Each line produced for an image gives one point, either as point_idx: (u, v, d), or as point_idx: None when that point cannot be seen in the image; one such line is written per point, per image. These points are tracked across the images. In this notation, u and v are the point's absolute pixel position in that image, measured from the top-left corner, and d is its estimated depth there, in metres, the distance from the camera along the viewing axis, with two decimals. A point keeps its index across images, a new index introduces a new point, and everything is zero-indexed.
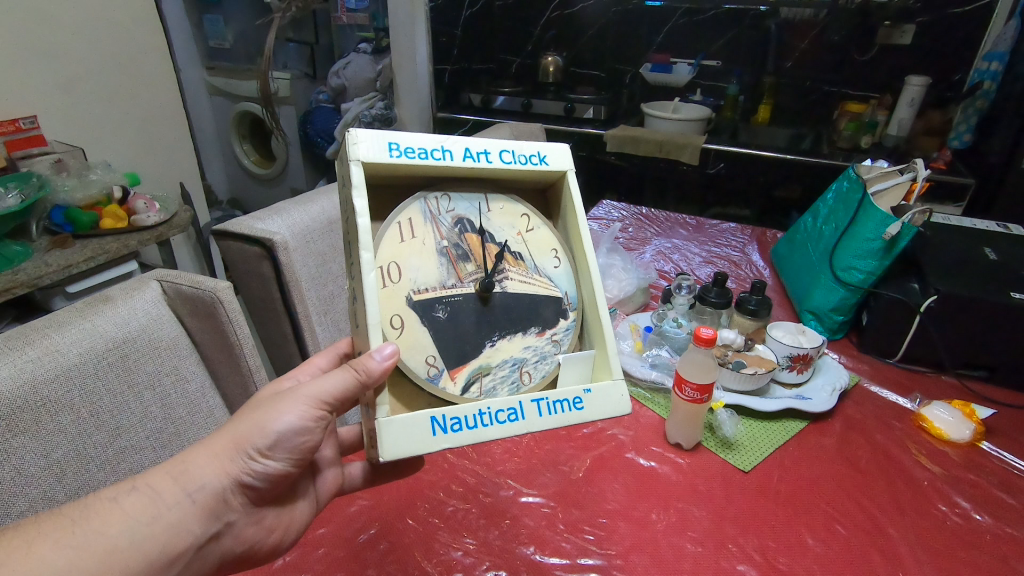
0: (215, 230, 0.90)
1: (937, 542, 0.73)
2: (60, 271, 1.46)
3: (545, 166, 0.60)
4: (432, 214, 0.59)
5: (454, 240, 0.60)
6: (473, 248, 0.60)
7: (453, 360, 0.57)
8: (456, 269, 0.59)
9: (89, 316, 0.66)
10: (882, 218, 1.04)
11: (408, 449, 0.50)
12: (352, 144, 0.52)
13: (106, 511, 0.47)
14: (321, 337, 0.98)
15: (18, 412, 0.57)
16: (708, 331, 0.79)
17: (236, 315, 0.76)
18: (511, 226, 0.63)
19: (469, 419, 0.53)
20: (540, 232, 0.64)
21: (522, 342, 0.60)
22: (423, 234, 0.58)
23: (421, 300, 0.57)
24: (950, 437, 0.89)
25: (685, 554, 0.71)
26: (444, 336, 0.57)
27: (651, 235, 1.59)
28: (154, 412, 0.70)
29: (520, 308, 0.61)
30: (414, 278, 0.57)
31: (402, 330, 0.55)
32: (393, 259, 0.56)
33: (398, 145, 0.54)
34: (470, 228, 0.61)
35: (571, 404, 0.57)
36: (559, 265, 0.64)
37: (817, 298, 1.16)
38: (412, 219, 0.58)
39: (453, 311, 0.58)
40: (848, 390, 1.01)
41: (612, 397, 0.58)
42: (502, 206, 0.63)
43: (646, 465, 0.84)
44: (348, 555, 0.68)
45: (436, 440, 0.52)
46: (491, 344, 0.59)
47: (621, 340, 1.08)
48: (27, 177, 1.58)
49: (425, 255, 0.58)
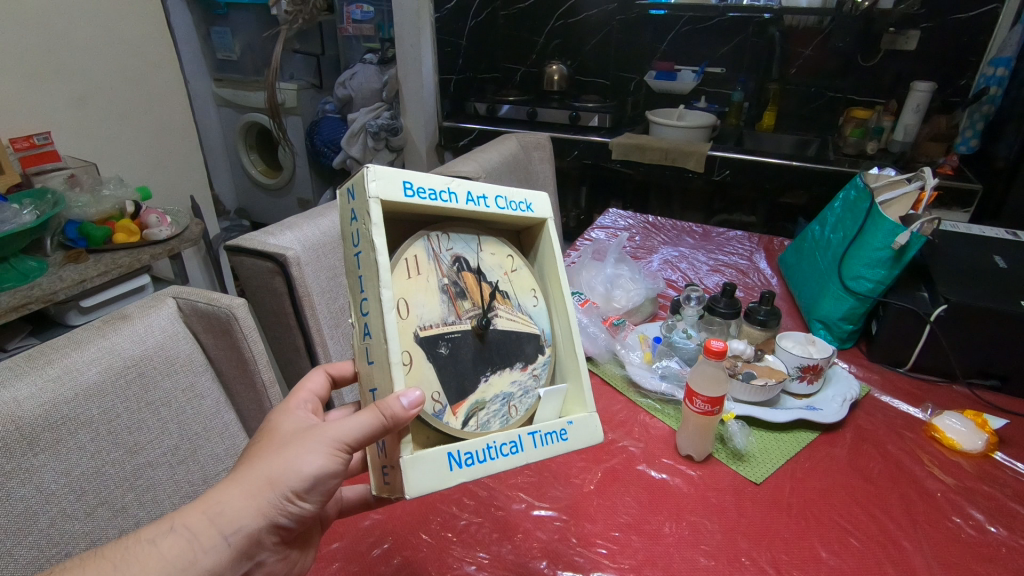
0: (227, 246, 0.91)
1: (952, 556, 0.73)
2: (75, 286, 1.48)
3: (531, 213, 0.64)
4: (434, 251, 0.59)
5: (453, 278, 0.60)
6: (470, 288, 0.61)
7: (456, 396, 0.57)
8: (456, 306, 0.59)
9: (107, 334, 0.67)
10: (891, 227, 1.04)
11: (431, 486, 0.51)
12: (371, 181, 0.51)
13: (146, 554, 0.47)
14: (333, 350, 0.98)
15: (38, 431, 0.58)
16: (719, 342, 0.79)
17: (250, 330, 0.76)
18: (499, 266, 0.64)
19: (480, 453, 0.55)
20: (523, 273, 0.66)
21: (510, 376, 0.61)
22: (427, 271, 0.58)
23: (426, 336, 0.57)
24: (962, 447, 0.89)
25: (698, 568, 0.71)
26: (453, 368, 0.58)
27: (657, 244, 1.59)
28: (170, 430, 0.71)
29: (510, 343, 0.62)
30: (420, 315, 0.57)
31: (412, 366, 0.55)
32: (402, 295, 0.55)
33: (412, 184, 0.54)
34: (467, 267, 0.61)
35: (557, 434, 0.61)
36: (538, 304, 0.66)
37: (826, 307, 1.15)
38: (418, 256, 0.58)
39: (454, 348, 0.58)
40: (860, 400, 1.00)
41: (589, 427, 0.62)
42: (492, 247, 0.65)
43: (657, 478, 0.84)
44: (363, 570, 0.69)
45: (453, 475, 0.53)
46: (485, 379, 0.60)
47: (631, 351, 1.08)
48: (42, 194, 1.60)
49: (427, 288, 0.58)
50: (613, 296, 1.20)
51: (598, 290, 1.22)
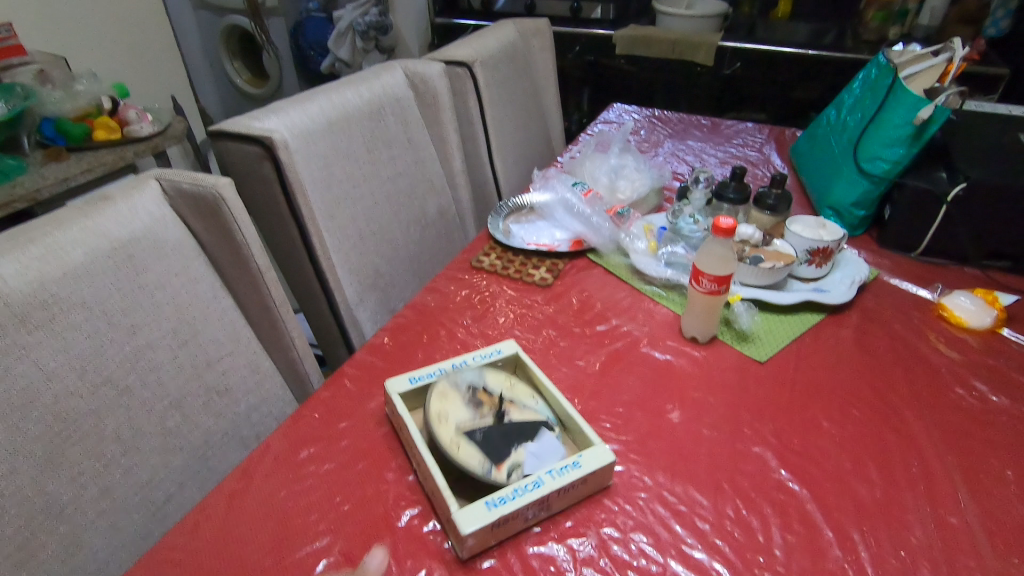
0: (208, 132, 0.87)
1: (952, 422, 0.74)
2: (59, 184, 1.45)
3: (501, 355, 0.77)
4: (454, 381, 0.70)
5: (474, 398, 0.69)
6: (483, 397, 0.69)
7: (494, 455, 0.63)
8: (479, 408, 0.67)
9: (90, 214, 0.64)
10: (915, 101, 0.98)
11: (479, 523, 0.56)
12: (388, 386, 0.70)
13: None
14: (330, 242, 0.96)
15: (29, 309, 0.57)
16: (728, 220, 0.76)
17: (240, 213, 0.74)
18: (501, 381, 0.72)
19: (508, 494, 0.59)
20: (522, 385, 0.72)
21: (528, 448, 0.64)
22: (452, 395, 0.69)
23: (466, 431, 0.65)
24: (970, 325, 0.89)
25: (701, 438, 0.72)
26: (492, 445, 0.64)
27: (664, 138, 1.52)
28: (168, 313, 0.69)
29: (528, 426, 0.67)
30: (455, 421, 0.66)
31: (460, 448, 0.63)
32: (439, 411, 0.66)
33: (414, 375, 0.72)
34: (480, 388, 0.70)
35: (569, 466, 0.62)
36: (538, 401, 0.70)
37: (838, 193, 1.11)
38: (442, 389, 0.69)
39: (489, 435, 0.64)
40: (868, 284, 0.99)
41: (594, 452, 0.63)
42: (492, 370, 0.73)
43: (661, 359, 0.84)
44: (371, 446, 0.69)
45: (493, 513, 0.57)
46: (514, 448, 0.64)
47: (636, 240, 1.04)
48: (10, 88, 1.48)
49: (455, 402, 0.68)
50: (618, 187, 1.16)
51: (602, 181, 1.18)
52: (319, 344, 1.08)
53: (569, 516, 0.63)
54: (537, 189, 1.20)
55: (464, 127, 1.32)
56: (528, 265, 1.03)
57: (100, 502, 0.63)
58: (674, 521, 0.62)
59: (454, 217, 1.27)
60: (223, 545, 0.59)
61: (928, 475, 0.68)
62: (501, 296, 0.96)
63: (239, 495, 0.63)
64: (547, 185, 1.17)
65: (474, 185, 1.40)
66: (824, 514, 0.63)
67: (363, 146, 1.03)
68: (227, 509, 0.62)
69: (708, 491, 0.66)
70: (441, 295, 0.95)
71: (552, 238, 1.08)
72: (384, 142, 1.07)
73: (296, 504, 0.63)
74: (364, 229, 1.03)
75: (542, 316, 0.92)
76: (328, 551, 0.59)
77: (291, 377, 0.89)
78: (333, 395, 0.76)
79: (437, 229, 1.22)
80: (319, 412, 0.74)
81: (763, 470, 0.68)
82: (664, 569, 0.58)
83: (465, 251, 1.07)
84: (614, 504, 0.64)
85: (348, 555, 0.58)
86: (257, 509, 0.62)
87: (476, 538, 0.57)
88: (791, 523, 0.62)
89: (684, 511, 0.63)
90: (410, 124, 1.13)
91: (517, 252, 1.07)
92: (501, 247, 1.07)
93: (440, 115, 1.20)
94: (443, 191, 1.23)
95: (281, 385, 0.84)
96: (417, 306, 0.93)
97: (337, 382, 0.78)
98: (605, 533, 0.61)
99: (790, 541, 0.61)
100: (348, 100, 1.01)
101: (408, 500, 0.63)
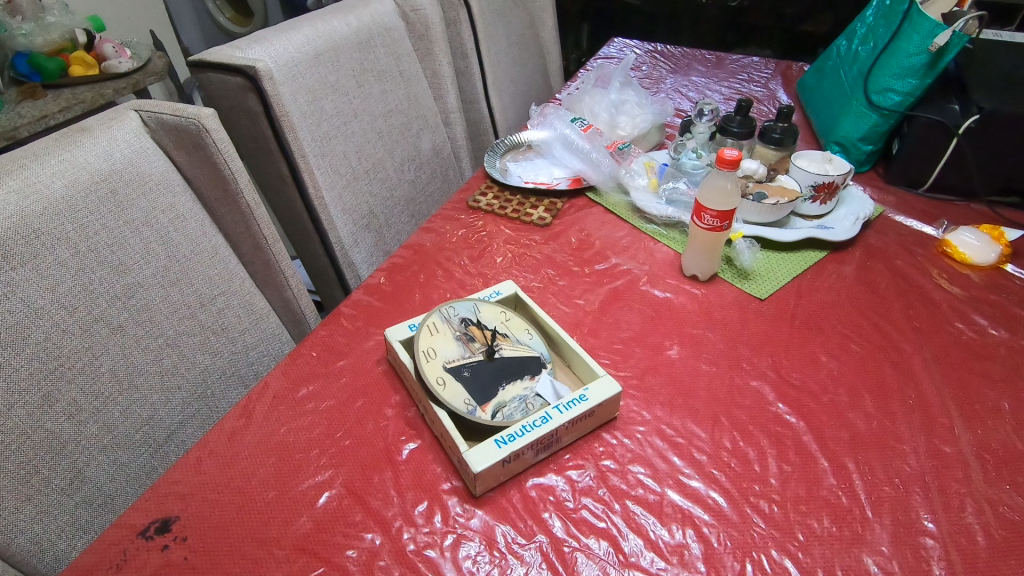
0: (188, 63, 0.83)
1: (951, 356, 0.74)
2: (36, 123, 1.40)
3: (498, 296, 0.76)
4: (445, 316, 0.70)
5: (465, 331, 0.69)
6: (476, 332, 0.69)
7: (480, 396, 0.63)
8: (469, 344, 0.67)
9: (67, 147, 0.63)
10: (930, 27, 0.93)
11: (489, 460, 0.57)
12: (388, 332, 0.69)
13: None
14: (322, 181, 0.93)
15: (10, 244, 0.56)
16: (732, 152, 0.74)
17: (224, 145, 0.72)
18: (495, 317, 0.71)
19: (516, 429, 0.59)
20: (517, 319, 0.72)
21: (522, 385, 0.65)
22: (443, 328, 0.68)
23: (452, 367, 0.65)
24: (973, 261, 0.88)
25: (700, 373, 0.72)
26: (479, 383, 0.64)
27: (666, 73, 1.46)
28: (156, 250, 0.68)
29: (518, 362, 0.67)
30: (444, 355, 0.66)
31: (446, 385, 0.62)
32: (428, 345, 0.66)
33: (413, 322, 0.71)
34: (473, 322, 0.70)
35: (576, 399, 0.62)
36: (533, 336, 0.70)
37: (845, 127, 1.08)
38: (434, 321, 0.69)
39: (477, 371, 0.65)
40: (871, 220, 0.97)
41: (599, 385, 0.63)
42: (485, 304, 0.73)
43: (661, 296, 0.83)
44: (370, 383, 0.69)
45: (502, 450, 0.57)
46: (501, 387, 0.64)
47: (635, 177, 1.02)
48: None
49: (446, 337, 0.67)
50: (618, 122, 1.13)
51: (602, 117, 1.14)
52: (315, 287, 1.07)
53: (568, 449, 0.63)
54: (534, 125, 1.16)
55: (459, 61, 1.26)
56: (526, 204, 1.00)
57: (102, 439, 0.63)
58: (671, 453, 0.63)
59: (449, 156, 1.24)
60: (226, 478, 0.59)
61: (924, 406, 0.68)
62: (499, 236, 0.94)
63: (240, 431, 0.64)
64: (544, 121, 1.12)
65: (470, 124, 1.35)
66: (820, 445, 0.64)
67: (353, 79, 0.98)
68: (228, 444, 0.62)
69: (706, 424, 0.66)
70: (437, 235, 0.93)
71: (550, 176, 1.05)
72: (375, 75, 1.03)
73: (297, 439, 0.63)
74: (356, 167, 1.00)
75: (541, 255, 0.91)
76: (329, 483, 0.59)
77: (287, 317, 0.89)
78: (330, 334, 0.76)
79: (432, 168, 1.19)
80: (317, 350, 0.73)
81: (760, 403, 0.68)
82: (661, 497, 0.59)
83: (461, 191, 1.04)
84: (613, 437, 0.65)
85: (349, 487, 0.59)
86: (258, 444, 0.63)
87: (487, 476, 0.57)
88: (788, 454, 0.63)
89: (681, 443, 0.64)
90: (401, 57, 1.08)
91: (515, 191, 1.04)
92: (498, 186, 1.04)
93: (433, 48, 1.14)
94: (437, 127, 1.19)
95: (277, 324, 0.84)
96: (413, 246, 0.91)
97: (334, 322, 0.78)
98: (604, 465, 0.62)
99: (787, 470, 0.62)
100: (335, 29, 0.96)
101: (408, 435, 0.64)
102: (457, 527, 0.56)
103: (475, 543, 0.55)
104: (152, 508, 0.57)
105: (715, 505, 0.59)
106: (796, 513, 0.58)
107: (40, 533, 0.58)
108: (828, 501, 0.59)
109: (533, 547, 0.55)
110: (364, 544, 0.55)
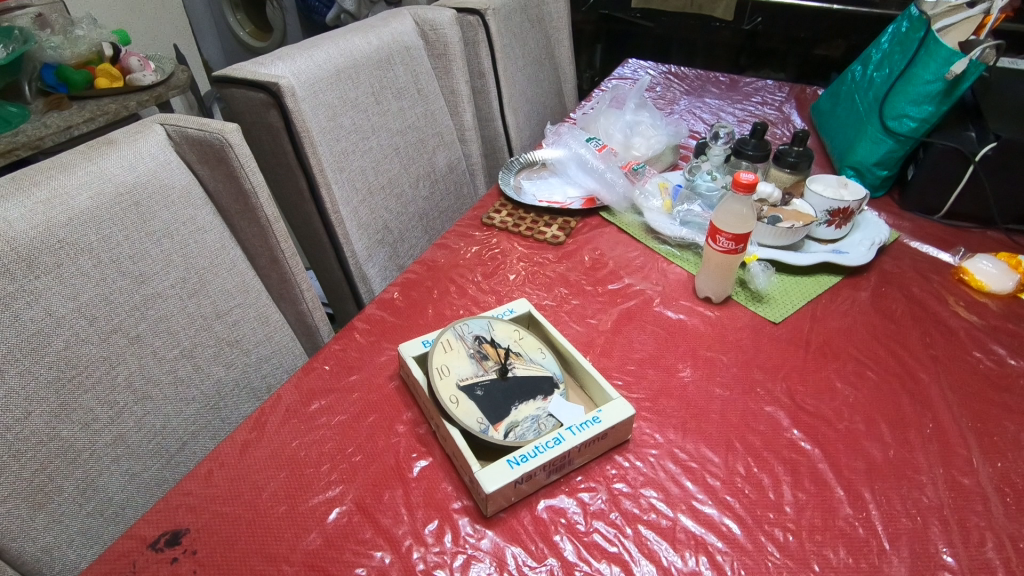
0: (212, 78, 0.86)
1: (970, 386, 0.73)
2: (60, 133, 1.43)
3: (512, 314, 0.76)
4: (459, 333, 0.70)
5: (478, 349, 0.69)
6: (489, 350, 0.69)
7: (494, 415, 0.62)
8: (483, 362, 0.67)
9: (94, 159, 0.64)
10: (948, 55, 0.94)
11: (502, 480, 0.56)
12: (402, 348, 0.70)
13: None
14: (339, 196, 0.94)
15: (36, 254, 0.57)
16: (749, 176, 0.74)
17: (246, 160, 0.73)
18: (508, 335, 0.72)
19: (530, 451, 0.59)
20: (531, 338, 0.72)
21: (535, 404, 0.64)
22: (457, 346, 0.68)
23: (466, 385, 0.64)
24: (991, 289, 0.87)
25: (714, 397, 0.71)
26: (493, 401, 0.64)
27: (680, 95, 1.47)
28: (176, 262, 0.69)
29: (530, 382, 0.66)
30: (458, 372, 0.66)
31: (459, 403, 0.62)
32: (442, 362, 0.66)
33: (427, 339, 0.71)
34: (486, 340, 0.70)
35: (589, 421, 0.62)
36: (547, 356, 0.70)
37: (860, 152, 1.08)
38: (448, 338, 0.69)
39: (490, 389, 0.65)
40: (887, 246, 0.96)
41: (614, 407, 0.63)
42: (500, 323, 0.73)
43: (674, 318, 0.83)
44: (382, 399, 0.69)
45: (515, 471, 0.57)
46: (514, 407, 0.64)
47: (650, 199, 1.02)
48: (8, 31, 1.46)
49: (460, 355, 0.67)
50: (633, 143, 1.14)
51: (617, 137, 1.15)
52: (328, 300, 1.08)
53: (580, 471, 0.63)
54: (549, 144, 1.17)
55: (475, 80, 1.28)
56: (540, 222, 1.01)
57: (115, 449, 0.63)
58: (684, 477, 0.62)
59: (463, 173, 1.25)
60: (237, 491, 0.59)
61: (942, 436, 0.67)
62: (512, 253, 0.94)
63: (252, 443, 0.64)
64: (558, 140, 1.12)
65: (485, 141, 1.37)
66: (835, 473, 0.63)
67: (372, 96, 1.00)
68: (240, 456, 0.63)
69: (719, 448, 0.65)
70: (451, 252, 0.94)
71: (565, 195, 1.06)
72: (394, 92, 1.04)
73: (308, 453, 0.63)
74: (372, 183, 1.01)
75: (554, 274, 0.91)
76: (340, 499, 0.59)
77: (300, 330, 0.89)
78: (343, 348, 0.76)
79: (446, 184, 1.20)
80: (330, 363, 0.73)
81: (775, 429, 0.68)
82: (674, 523, 0.58)
83: (475, 208, 1.05)
84: (625, 460, 0.64)
85: (360, 504, 0.59)
86: (269, 457, 0.63)
87: (499, 497, 0.57)
88: (803, 482, 0.62)
89: (695, 468, 0.63)
90: (419, 75, 1.10)
91: (529, 209, 1.04)
92: (512, 204, 1.05)
93: (451, 67, 1.16)
94: (453, 144, 1.20)
95: (291, 337, 0.84)
96: (427, 262, 0.91)
97: (347, 336, 0.78)
98: (616, 488, 0.61)
99: (802, 499, 0.61)
100: (356, 47, 0.98)
101: (420, 452, 0.64)
102: (467, 548, 0.56)
103: (485, 565, 0.55)
104: (163, 519, 0.57)
105: (728, 532, 0.58)
106: (811, 543, 0.57)
107: (51, 542, 0.58)
108: (844, 532, 0.58)
109: (544, 570, 0.55)
110: (374, 562, 0.55)
